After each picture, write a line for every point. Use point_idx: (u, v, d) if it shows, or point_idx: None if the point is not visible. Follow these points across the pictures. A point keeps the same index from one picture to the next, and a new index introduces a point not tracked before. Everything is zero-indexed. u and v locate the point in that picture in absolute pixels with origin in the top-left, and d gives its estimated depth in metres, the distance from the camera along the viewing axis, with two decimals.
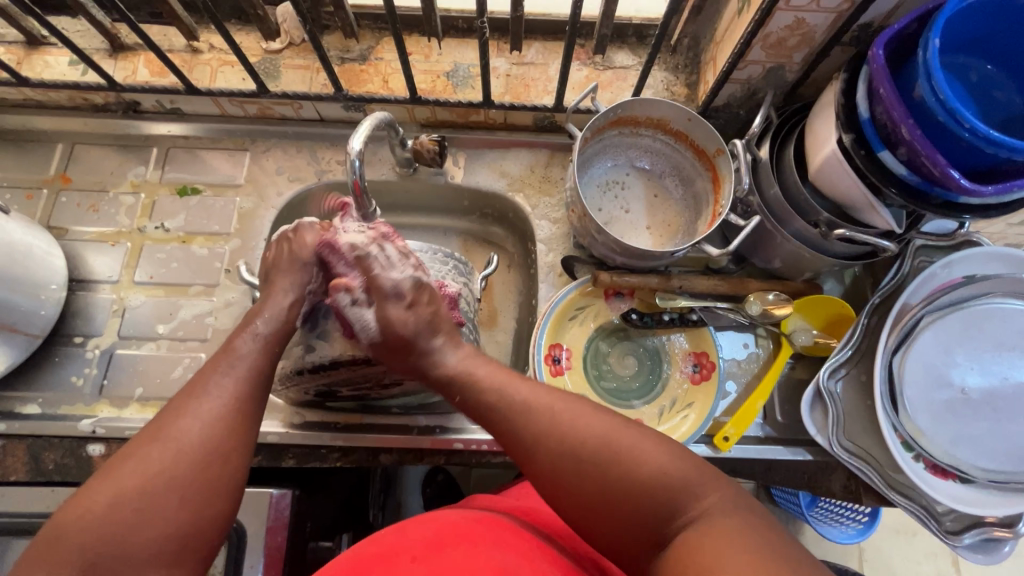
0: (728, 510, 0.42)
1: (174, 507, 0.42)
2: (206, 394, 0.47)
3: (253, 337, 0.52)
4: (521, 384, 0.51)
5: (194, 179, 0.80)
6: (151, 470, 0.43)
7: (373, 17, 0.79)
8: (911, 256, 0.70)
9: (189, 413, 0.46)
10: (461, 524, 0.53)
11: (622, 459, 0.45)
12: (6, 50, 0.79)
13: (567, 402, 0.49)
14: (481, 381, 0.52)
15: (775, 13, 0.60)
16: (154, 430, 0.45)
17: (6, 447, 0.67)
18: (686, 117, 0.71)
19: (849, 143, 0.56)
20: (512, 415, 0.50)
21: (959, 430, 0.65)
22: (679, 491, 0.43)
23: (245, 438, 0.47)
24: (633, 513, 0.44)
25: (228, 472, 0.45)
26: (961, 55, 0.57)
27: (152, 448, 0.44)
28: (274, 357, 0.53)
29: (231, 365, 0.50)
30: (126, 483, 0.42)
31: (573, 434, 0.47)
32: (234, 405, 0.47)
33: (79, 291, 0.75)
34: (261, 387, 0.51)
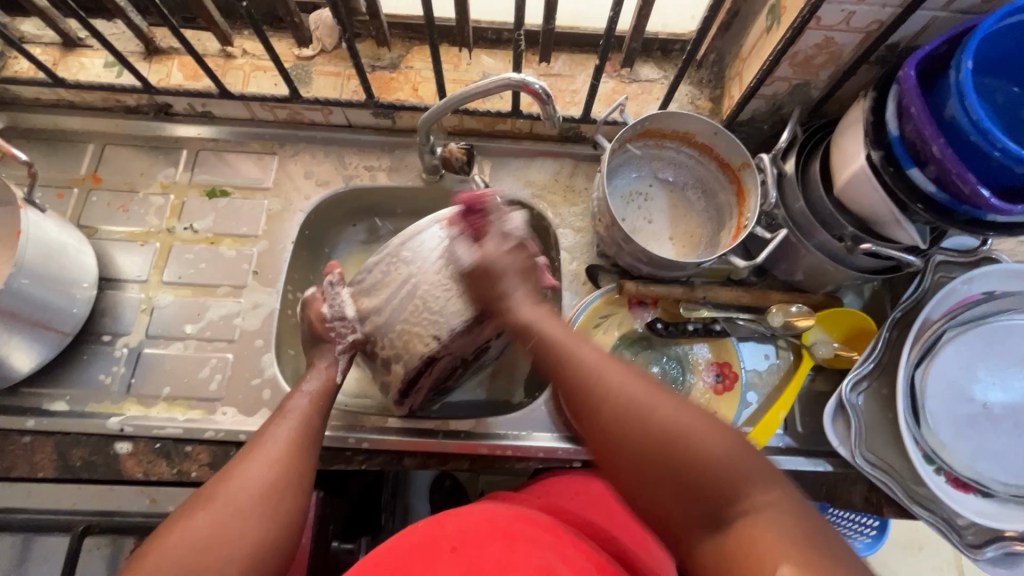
0: (788, 513, 0.41)
1: (241, 530, 0.46)
2: (267, 441, 0.53)
3: (304, 397, 0.60)
4: (586, 349, 0.52)
5: (223, 182, 0.81)
6: (223, 502, 0.47)
7: (405, 26, 0.80)
8: (932, 272, 0.71)
9: (254, 458, 0.52)
10: (502, 517, 0.53)
11: (684, 436, 0.44)
12: (42, 51, 0.80)
13: (633, 373, 0.49)
14: (555, 343, 0.54)
15: (805, 31, 0.61)
16: (221, 474, 0.50)
17: (34, 443, 0.67)
18: (712, 131, 0.73)
19: (877, 159, 0.58)
20: (576, 379, 0.50)
21: (981, 444, 0.66)
22: (740, 478, 0.42)
23: (301, 478, 0.53)
24: (696, 501, 0.43)
25: (289, 501, 0.50)
26: (986, 77, 0.59)
27: (221, 487, 0.49)
28: (322, 410, 0.60)
29: (283, 416, 0.57)
30: (201, 516, 0.46)
31: (644, 407, 0.46)
32: (292, 444, 0.54)
33: (108, 290, 0.76)
34: (311, 435, 0.57)
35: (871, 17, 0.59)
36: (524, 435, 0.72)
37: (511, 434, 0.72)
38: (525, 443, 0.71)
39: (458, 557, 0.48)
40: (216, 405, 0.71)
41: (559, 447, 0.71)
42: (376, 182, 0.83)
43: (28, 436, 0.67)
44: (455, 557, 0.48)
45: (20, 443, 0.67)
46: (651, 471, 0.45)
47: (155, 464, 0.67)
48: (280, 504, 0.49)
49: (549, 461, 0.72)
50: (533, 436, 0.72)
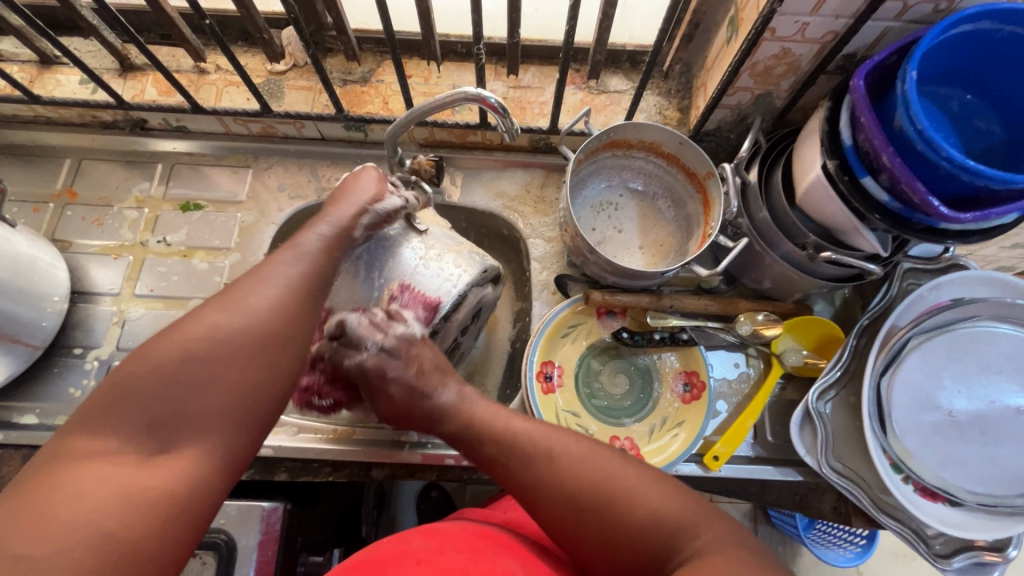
0: (725, 544, 0.43)
1: (226, 383, 0.42)
2: (260, 286, 0.46)
3: (296, 251, 0.51)
4: (523, 426, 0.55)
5: (197, 195, 0.82)
6: (219, 327, 0.43)
7: (374, 41, 0.82)
8: (899, 279, 0.71)
9: (240, 301, 0.45)
10: (464, 534, 0.55)
11: (614, 492, 0.47)
12: (20, 69, 0.81)
13: (565, 442, 0.52)
14: (485, 421, 0.57)
15: (761, 43, 0.62)
16: (220, 298, 0.45)
17: (3, 457, 0.67)
18: (677, 142, 0.73)
19: (833, 168, 0.58)
20: (515, 466, 0.52)
21: (949, 452, 0.65)
22: (673, 531, 0.44)
23: (302, 332, 0.47)
24: (639, 560, 0.45)
25: (284, 353, 0.45)
26: (940, 86, 0.59)
27: (209, 316, 0.43)
28: (335, 256, 0.53)
29: (295, 258, 0.50)
30: (193, 336, 0.42)
31: (576, 477, 0.49)
32: (296, 294, 0.48)
33: (81, 303, 0.76)
34: (313, 289, 0.50)
35: (824, 28, 0.59)
36: None
37: None
38: None
39: (426, 568, 0.48)
40: None
41: None
42: None
43: None
44: (421, 568, 0.48)
45: None
46: (598, 540, 0.47)
47: None
48: (274, 358, 0.44)
49: None
50: None
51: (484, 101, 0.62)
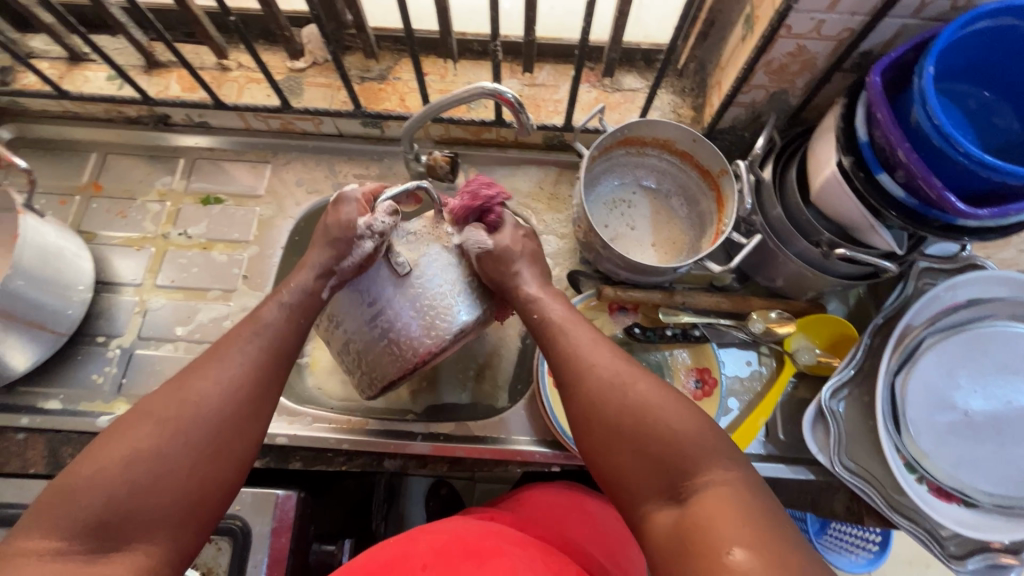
0: (742, 487, 0.44)
1: (190, 471, 0.46)
2: (222, 371, 0.50)
3: (262, 325, 0.55)
4: (580, 329, 0.57)
5: (217, 190, 0.84)
6: (166, 427, 0.46)
7: (392, 39, 0.83)
8: (914, 278, 0.70)
9: (183, 390, 0.49)
10: (468, 535, 0.56)
11: (650, 412, 0.48)
12: (49, 65, 0.84)
13: (618, 358, 0.54)
14: (554, 320, 0.59)
15: (777, 40, 0.62)
16: (170, 387, 0.49)
17: (29, 440, 0.69)
18: (691, 139, 0.73)
19: (848, 165, 0.58)
20: (563, 350, 0.56)
21: (965, 453, 0.65)
22: (693, 455, 0.46)
23: (262, 404, 0.52)
24: (656, 472, 0.46)
25: (242, 436, 0.49)
26: (959, 83, 0.59)
27: (170, 407, 0.47)
28: (298, 323, 0.58)
29: (254, 335, 0.54)
30: (142, 440, 0.45)
31: (620, 387, 0.51)
32: (254, 372, 0.52)
33: (105, 292, 0.78)
34: (273, 370, 0.54)
35: (841, 25, 0.60)
36: (503, 438, 0.73)
37: (490, 437, 0.73)
38: (504, 446, 0.72)
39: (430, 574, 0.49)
40: None
41: (536, 451, 0.72)
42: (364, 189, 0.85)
43: (23, 433, 0.70)
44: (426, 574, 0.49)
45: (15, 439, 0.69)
46: (621, 444, 0.48)
47: None
48: (230, 445, 0.48)
49: (528, 465, 0.72)
50: (513, 439, 0.73)
51: (501, 96, 0.63)
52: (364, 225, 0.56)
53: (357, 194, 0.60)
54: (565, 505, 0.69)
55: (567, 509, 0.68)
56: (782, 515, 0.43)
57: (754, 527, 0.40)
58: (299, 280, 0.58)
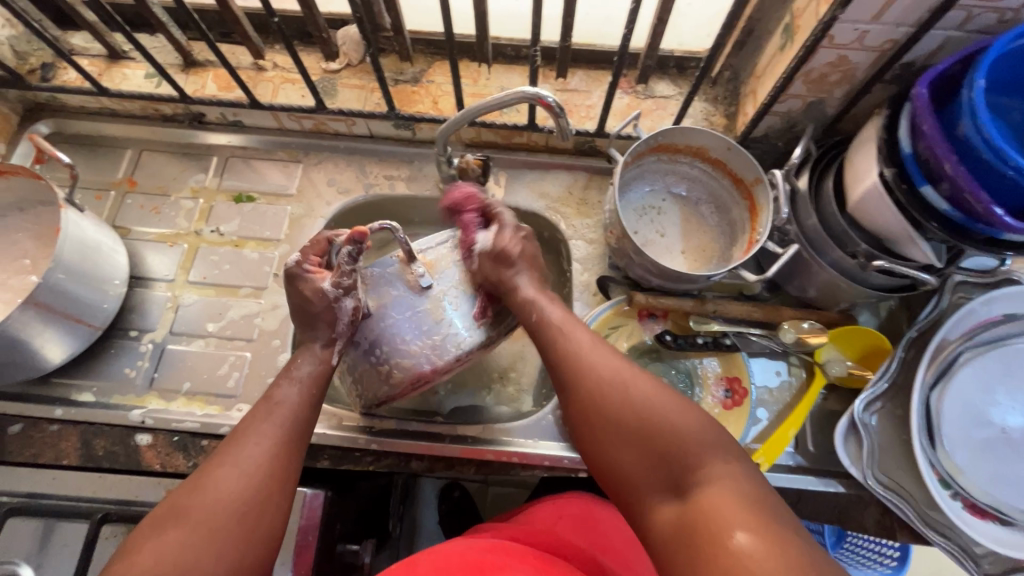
0: (742, 478, 0.46)
1: (217, 555, 0.46)
2: (240, 453, 0.52)
3: (288, 389, 0.59)
4: (578, 330, 0.59)
5: (249, 188, 0.85)
6: (191, 521, 0.47)
7: (427, 42, 0.84)
8: (950, 292, 0.68)
9: (202, 481, 0.50)
10: (468, 549, 0.55)
11: (654, 414, 0.50)
12: (89, 62, 0.85)
13: (618, 358, 0.56)
14: (552, 322, 0.60)
15: (818, 50, 0.62)
16: (193, 482, 0.50)
17: (61, 432, 0.70)
18: (726, 147, 0.73)
19: (890, 176, 0.58)
20: (564, 350, 0.57)
21: (1001, 470, 0.64)
22: (702, 447, 0.47)
23: (281, 478, 0.52)
24: (660, 460, 0.48)
25: (263, 516, 0.50)
26: (1006, 98, 0.58)
27: (193, 500, 0.48)
28: (311, 398, 0.60)
29: (270, 413, 0.56)
30: (170, 541, 0.45)
31: (621, 383, 0.52)
32: (273, 451, 0.53)
33: (138, 287, 0.79)
34: (292, 440, 0.55)
35: (885, 36, 0.59)
36: (531, 443, 0.73)
37: (517, 441, 0.73)
38: (531, 450, 0.72)
39: None
40: (232, 401, 0.73)
41: (564, 455, 0.71)
42: (395, 190, 0.85)
43: (56, 424, 0.71)
44: None
45: (48, 431, 0.70)
46: (625, 440, 0.50)
47: (172, 456, 0.69)
48: (253, 524, 0.49)
49: (554, 470, 0.72)
50: (540, 444, 0.73)
51: (542, 100, 0.63)
52: (330, 288, 0.60)
53: (306, 266, 0.62)
54: (575, 515, 0.67)
55: (578, 521, 0.66)
56: (782, 506, 0.44)
57: (758, 517, 0.42)
58: (306, 360, 0.61)
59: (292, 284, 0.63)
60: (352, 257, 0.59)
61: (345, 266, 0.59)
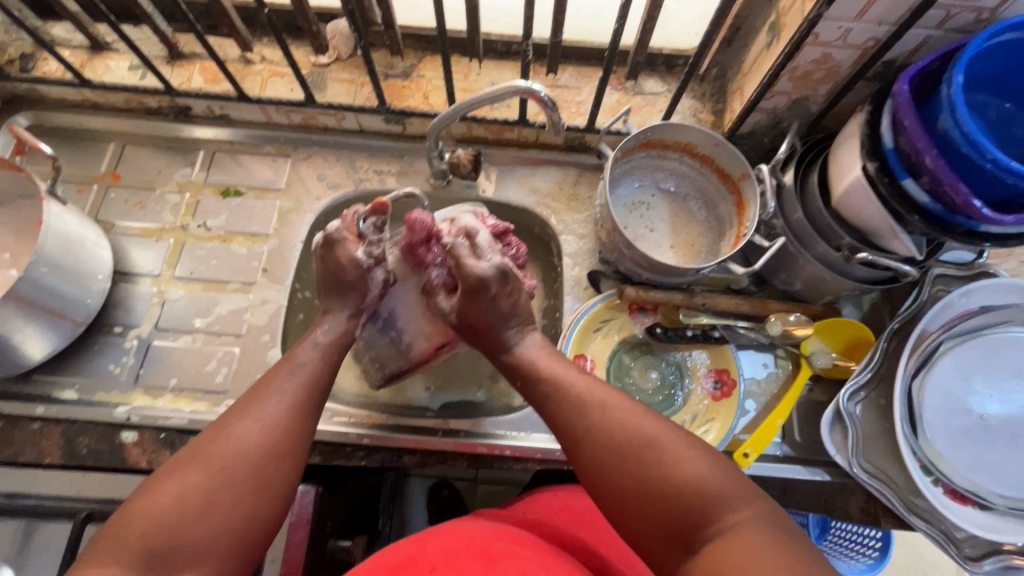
0: (759, 527, 0.45)
1: (235, 503, 0.46)
2: (265, 399, 0.53)
3: (313, 347, 0.60)
4: (578, 378, 0.57)
5: (237, 182, 0.84)
6: (210, 467, 0.47)
7: (417, 37, 0.84)
8: (930, 284, 0.70)
9: (231, 421, 0.51)
10: (478, 535, 0.55)
11: (659, 459, 0.49)
12: (71, 53, 0.84)
13: (626, 403, 0.54)
14: (546, 373, 0.60)
15: (803, 47, 0.63)
16: (214, 429, 0.50)
17: (43, 430, 0.68)
18: (713, 142, 0.74)
19: (873, 170, 0.59)
20: (566, 403, 0.56)
21: (980, 456, 0.66)
22: (710, 501, 0.46)
23: (300, 437, 0.53)
24: (672, 524, 0.47)
25: (281, 469, 0.50)
26: (980, 94, 0.60)
27: (216, 445, 0.48)
28: (329, 365, 0.60)
29: (293, 371, 0.56)
30: (190, 482, 0.46)
31: (621, 431, 0.51)
32: (293, 407, 0.53)
33: (122, 282, 0.78)
34: (314, 398, 0.56)
35: (867, 34, 0.61)
36: (523, 436, 0.73)
37: (509, 434, 0.73)
38: (524, 444, 0.72)
39: None
40: (221, 397, 0.72)
41: (557, 448, 0.72)
42: (385, 185, 0.85)
43: (37, 423, 0.69)
44: None
45: (29, 429, 0.68)
46: (628, 499, 0.49)
47: (159, 454, 0.68)
48: (269, 477, 0.49)
49: (547, 463, 0.72)
50: (533, 436, 0.73)
51: (533, 93, 0.63)
52: (362, 257, 0.64)
53: (343, 232, 0.63)
54: (576, 509, 0.67)
55: (581, 513, 0.67)
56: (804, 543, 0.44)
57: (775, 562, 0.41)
58: (332, 323, 0.63)
59: (328, 250, 0.63)
60: (377, 227, 0.66)
61: (372, 237, 0.65)
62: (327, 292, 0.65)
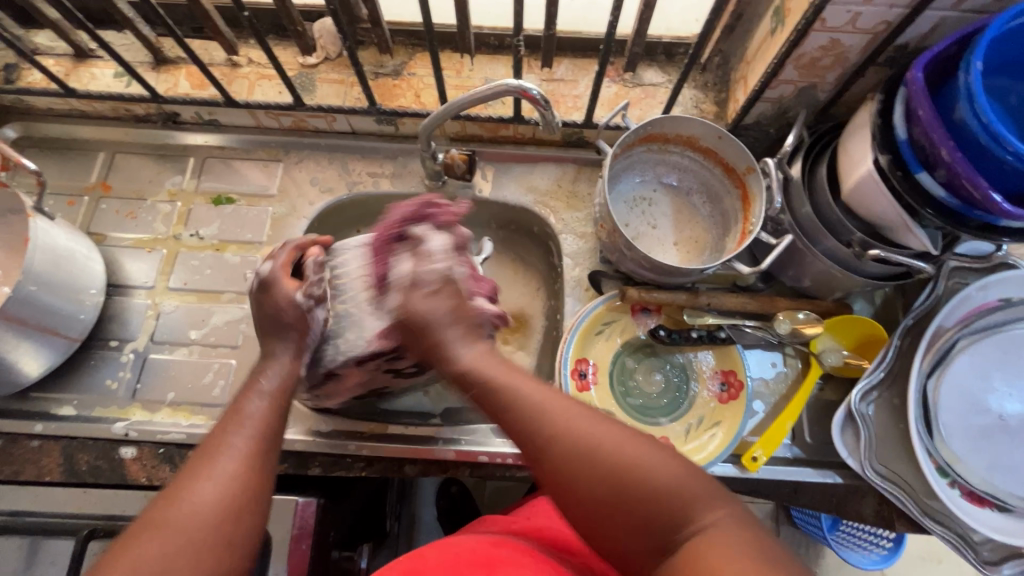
0: (736, 526, 0.41)
1: (195, 570, 0.40)
2: (220, 454, 0.46)
3: (260, 396, 0.52)
4: (527, 384, 0.48)
5: (228, 189, 0.82)
6: (163, 535, 0.40)
7: (407, 33, 0.81)
8: (945, 278, 0.67)
9: (196, 476, 0.44)
10: (478, 545, 0.54)
11: (631, 467, 0.42)
12: (55, 62, 0.82)
13: (586, 408, 0.46)
14: (493, 382, 0.48)
15: (810, 33, 0.60)
16: (169, 493, 0.43)
17: (42, 448, 0.68)
18: (716, 135, 0.71)
19: (885, 163, 0.56)
20: (519, 415, 0.46)
21: (998, 457, 0.64)
22: (686, 501, 0.41)
23: (262, 490, 0.46)
24: (644, 527, 0.41)
25: (244, 525, 0.43)
26: (1000, 78, 0.57)
27: (169, 513, 0.42)
28: (281, 410, 0.52)
29: (239, 423, 0.49)
30: (145, 555, 0.39)
31: (588, 441, 0.44)
32: (248, 460, 0.46)
33: (116, 295, 0.77)
34: (271, 445, 0.49)
35: (878, 18, 0.58)
36: None
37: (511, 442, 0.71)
38: None
39: None
40: (218, 410, 0.72)
41: None
42: (379, 188, 0.83)
43: (36, 440, 0.69)
44: None
45: (28, 447, 0.68)
46: (603, 511, 0.42)
47: (158, 469, 0.68)
48: (231, 533, 0.42)
49: None
50: None
51: (525, 94, 0.61)
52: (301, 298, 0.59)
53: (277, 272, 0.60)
54: None
55: None
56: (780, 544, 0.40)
57: (760, 566, 0.38)
58: (272, 371, 0.55)
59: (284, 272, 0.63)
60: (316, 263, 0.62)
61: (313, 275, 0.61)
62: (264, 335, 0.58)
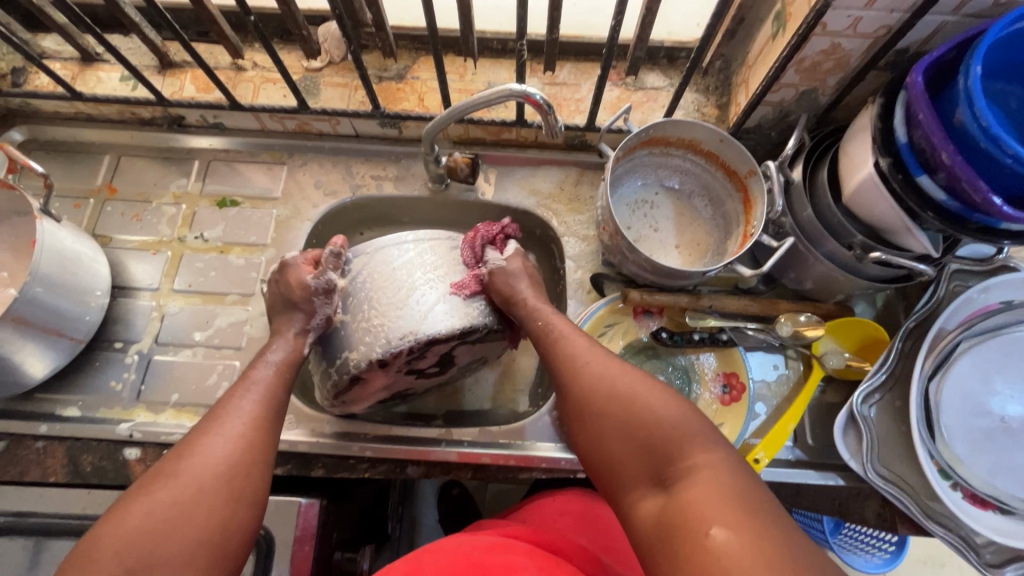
0: (730, 470, 0.44)
1: (208, 512, 0.45)
2: (229, 415, 0.51)
3: (268, 365, 0.58)
4: (578, 337, 0.59)
5: (233, 192, 0.83)
6: (177, 479, 0.45)
7: (410, 37, 0.82)
8: (947, 280, 0.68)
9: (207, 433, 0.49)
10: (473, 548, 0.54)
11: (636, 403, 0.49)
12: (61, 66, 0.83)
13: (615, 361, 0.55)
14: (555, 328, 0.60)
15: (811, 38, 0.61)
16: (181, 449, 0.48)
17: (47, 449, 0.69)
18: (718, 139, 0.72)
19: (886, 166, 0.56)
20: (561, 356, 0.58)
21: (1000, 459, 0.64)
22: (682, 443, 0.46)
23: (264, 450, 0.51)
24: (647, 460, 0.47)
25: (251, 478, 0.48)
26: (999, 83, 0.57)
27: (185, 462, 0.47)
28: (287, 381, 0.59)
29: (249, 389, 0.55)
30: (161, 497, 0.44)
31: (611, 386, 0.52)
32: (254, 422, 0.52)
33: (121, 297, 0.77)
34: (275, 414, 0.55)
35: (878, 22, 0.58)
36: (532, 445, 0.71)
37: (513, 444, 0.71)
38: (529, 453, 0.70)
39: None
40: None
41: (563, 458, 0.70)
42: (382, 191, 0.83)
43: (41, 441, 0.69)
44: None
45: (34, 448, 0.69)
46: (615, 438, 0.49)
47: None
48: (240, 484, 0.47)
49: (552, 472, 0.71)
50: (536, 445, 0.71)
51: (529, 98, 0.61)
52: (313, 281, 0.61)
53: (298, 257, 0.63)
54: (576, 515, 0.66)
55: (579, 517, 0.66)
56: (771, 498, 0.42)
57: (741, 506, 0.40)
58: (278, 347, 0.60)
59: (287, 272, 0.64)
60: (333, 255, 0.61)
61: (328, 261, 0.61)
62: (276, 314, 0.63)
